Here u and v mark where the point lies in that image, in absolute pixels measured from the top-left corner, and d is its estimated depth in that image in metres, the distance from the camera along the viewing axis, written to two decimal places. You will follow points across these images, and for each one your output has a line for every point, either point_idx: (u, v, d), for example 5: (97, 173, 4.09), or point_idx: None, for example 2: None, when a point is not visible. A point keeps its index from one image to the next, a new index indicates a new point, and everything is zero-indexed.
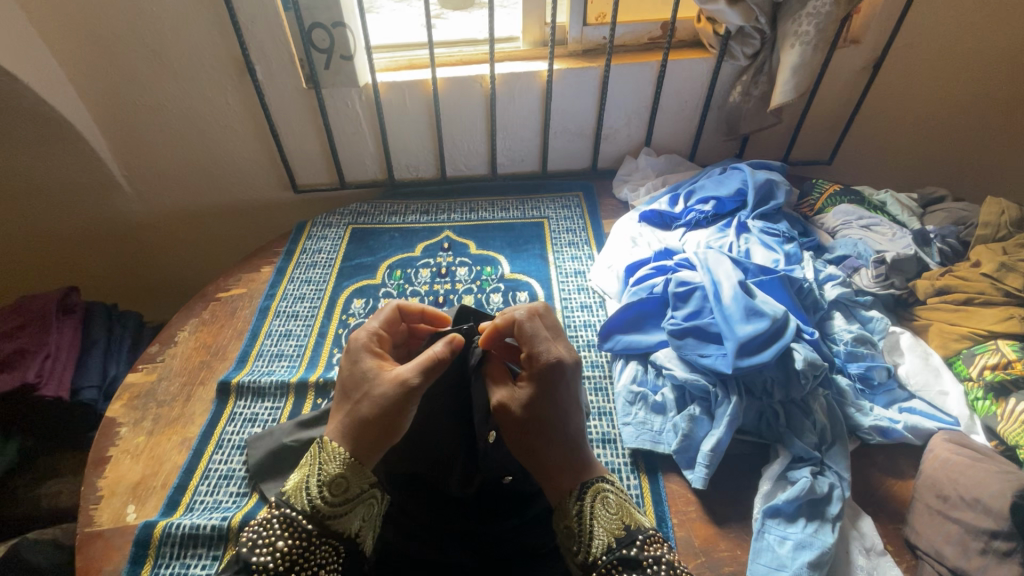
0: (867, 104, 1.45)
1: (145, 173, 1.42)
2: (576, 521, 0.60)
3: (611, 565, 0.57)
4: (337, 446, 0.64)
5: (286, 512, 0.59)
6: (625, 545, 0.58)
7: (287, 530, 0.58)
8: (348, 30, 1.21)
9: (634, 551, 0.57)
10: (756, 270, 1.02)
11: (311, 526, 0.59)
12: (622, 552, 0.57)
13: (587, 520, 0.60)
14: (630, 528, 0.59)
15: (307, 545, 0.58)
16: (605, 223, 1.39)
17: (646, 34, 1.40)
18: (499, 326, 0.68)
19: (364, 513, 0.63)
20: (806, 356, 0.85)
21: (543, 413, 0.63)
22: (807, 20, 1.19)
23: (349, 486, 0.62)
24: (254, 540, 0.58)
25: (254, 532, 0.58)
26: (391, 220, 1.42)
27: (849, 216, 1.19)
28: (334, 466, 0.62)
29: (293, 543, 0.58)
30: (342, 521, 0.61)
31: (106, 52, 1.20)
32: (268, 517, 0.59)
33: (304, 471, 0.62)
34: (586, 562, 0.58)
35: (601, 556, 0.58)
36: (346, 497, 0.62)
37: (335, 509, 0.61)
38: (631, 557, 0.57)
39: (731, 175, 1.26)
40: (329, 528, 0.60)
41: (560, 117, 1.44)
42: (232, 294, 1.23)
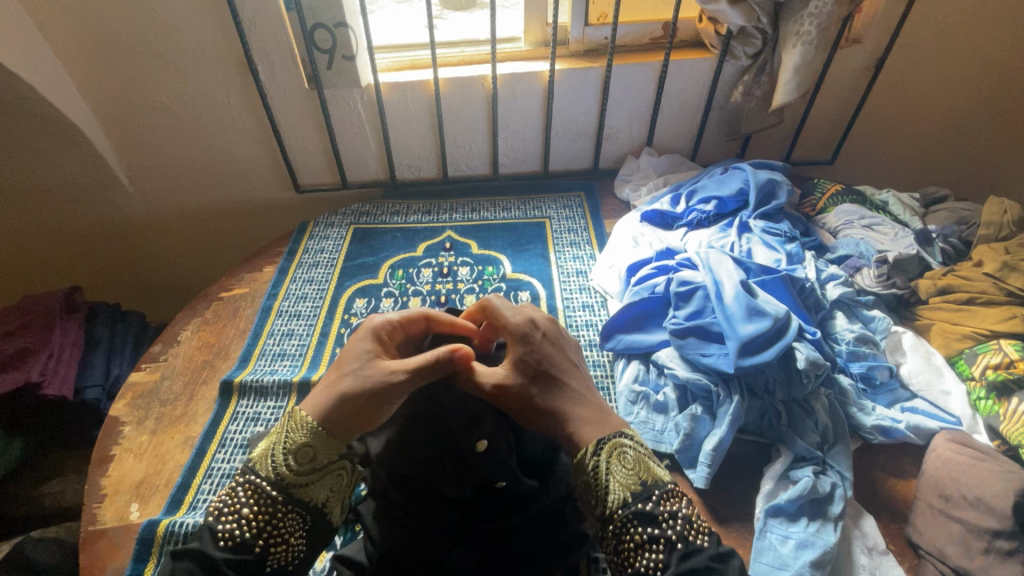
0: (870, 104, 1.45)
1: (148, 174, 1.42)
2: (592, 476, 0.63)
3: (627, 519, 0.61)
4: (304, 416, 0.68)
5: (252, 479, 0.64)
6: (641, 500, 0.61)
7: (253, 497, 0.63)
8: (350, 30, 1.21)
9: (649, 506, 0.61)
10: (758, 269, 1.02)
11: (276, 493, 0.63)
12: (638, 506, 0.61)
13: (603, 477, 0.63)
14: (645, 483, 0.63)
15: (273, 512, 0.63)
16: (607, 222, 1.39)
17: (648, 34, 1.40)
18: (473, 308, 0.78)
19: (331, 483, 0.67)
20: (807, 356, 0.85)
21: (536, 369, 0.69)
22: (808, 20, 1.19)
23: (316, 456, 0.66)
24: (221, 508, 0.62)
25: (221, 501, 0.63)
26: (392, 219, 1.42)
27: (851, 216, 1.18)
28: (299, 437, 0.66)
29: (259, 510, 0.62)
30: (307, 490, 0.65)
31: (110, 53, 1.20)
32: (236, 486, 0.64)
33: (271, 441, 0.67)
34: (604, 515, 0.62)
35: (618, 509, 0.62)
36: (312, 466, 0.66)
37: (301, 477, 0.65)
38: (646, 511, 0.61)
39: (733, 174, 1.27)
40: (294, 496, 0.64)
41: (562, 116, 1.44)
42: (234, 294, 1.23)
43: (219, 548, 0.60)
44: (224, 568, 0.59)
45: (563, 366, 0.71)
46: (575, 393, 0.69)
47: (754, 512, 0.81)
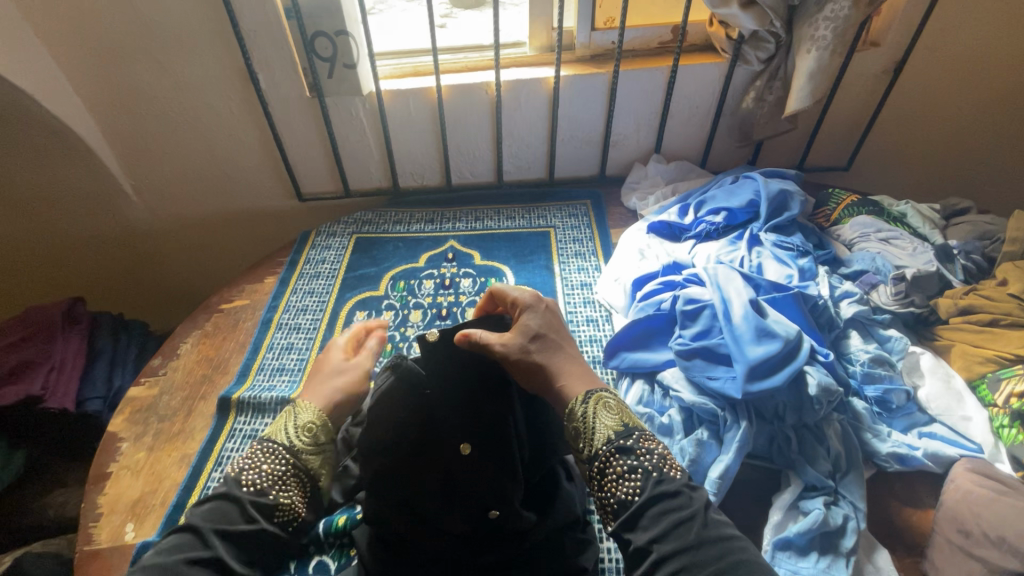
0: (887, 110, 1.40)
1: (150, 183, 1.41)
2: (581, 422, 0.70)
3: (610, 453, 0.67)
4: (309, 402, 0.76)
5: (269, 445, 0.71)
6: (623, 437, 0.68)
7: (270, 458, 0.70)
8: (350, 38, 1.19)
9: (630, 442, 0.68)
10: (769, 286, 0.98)
11: (290, 456, 0.70)
12: (620, 442, 0.67)
13: (590, 420, 0.69)
14: (627, 424, 0.69)
15: (287, 471, 0.69)
16: (613, 232, 1.36)
17: (656, 38, 1.36)
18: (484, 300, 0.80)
19: (329, 462, 0.74)
20: (819, 381, 0.82)
21: (534, 333, 0.72)
22: (824, 24, 1.15)
23: (320, 433, 0.74)
24: (242, 467, 0.68)
25: (243, 460, 0.70)
26: (395, 229, 1.41)
27: (867, 228, 1.14)
28: (308, 413, 0.74)
29: (276, 467, 0.69)
30: (312, 459, 0.72)
31: (112, 62, 1.20)
32: (256, 447, 0.71)
33: (284, 417, 0.75)
34: (590, 455, 0.68)
35: (602, 447, 0.68)
36: (317, 440, 0.73)
37: (309, 447, 0.72)
38: (627, 445, 0.67)
39: (743, 184, 1.22)
40: (302, 463, 0.71)
41: (568, 123, 1.41)
42: (234, 305, 1.22)
43: (243, 492, 0.66)
44: (248, 508, 0.65)
45: (559, 334, 0.75)
46: (567, 389, 0.71)
47: (762, 544, 0.78)
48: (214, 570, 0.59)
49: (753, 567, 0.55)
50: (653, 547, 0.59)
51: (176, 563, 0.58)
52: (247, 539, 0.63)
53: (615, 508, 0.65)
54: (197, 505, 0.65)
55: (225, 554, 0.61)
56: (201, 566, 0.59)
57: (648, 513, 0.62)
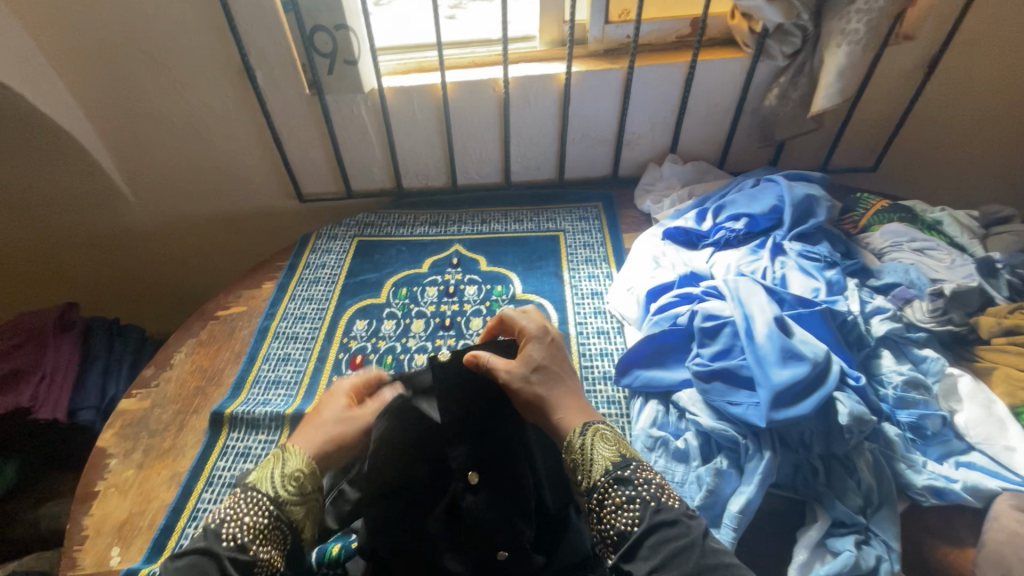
0: (919, 108, 1.31)
1: (148, 183, 1.37)
2: (578, 455, 0.64)
3: (608, 485, 0.61)
4: (298, 448, 0.68)
5: (252, 495, 0.63)
6: (621, 467, 0.62)
7: (253, 510, 0.62)
8: (351, 32, 1.13)
9: (628, 472, 0.62)
10: (794, 301, 0.92)
11: (273, 508, 0.63)
12: (617, 472, 0.62)
13: (588, 452, 0.64)
14: (626, 455, 0.64)
15: (269, 524, 0.62)
16: (626, 237, 1.30)
17: (674, 31, 1.28)
18: (493, 325, 0.75)
19: (313, 514, 0.67)
20: (851, 410, 0.75)
21: (536, 364, 0.67)
22: (856, 17, 1.07)
23: (307, 484, 0.66)
24: (224, 518, 0.61)
25: (223, 509, 0.62)
26: (398, 232, 1.35)
27: (900, 237, 1.06)
28: (297, 460, 0.67)
29: (259, 520, 0.62)
30: (295, 511, 0.65)
31: (104, 59, 1.15)
32: (240, 496, 0.63)
33: (270, 462, 0.67)
34: (588, 488, 0.63)
35: (600, 478, 0.62)
36: (304, 492, 0.65)
37: (294, 498, 0.65)
38: (625, 476, 0.62)
39: (766, 188, 1.15)
40: (284, 516, 0.64)
41: (580, 122, 1.35)
42: (231, 312, 1.18)
43: (223, 548, 0.58)
44: (226, 564, 0.57)
45: (563, 365, 0.69)
46: (566, 421, 0.66)
47: None
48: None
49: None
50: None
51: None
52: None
53: (615, 541, 0.59)
54: (170, 559, 0.57)
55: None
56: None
57: (647, 545, 0.56)
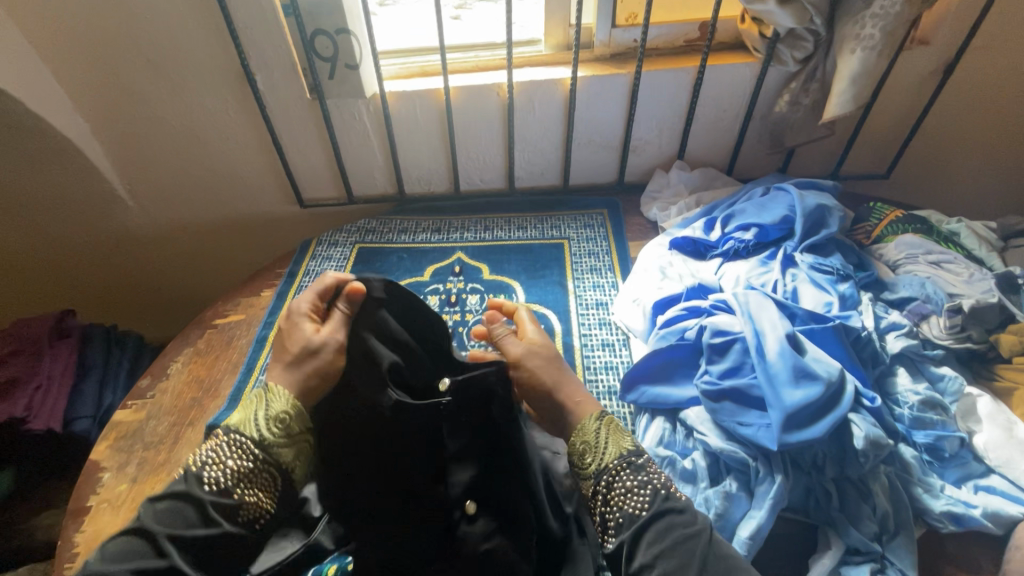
0: (934, 115, 1.28)
1: (147, 188, 1.35)
2: (593, 440, 0.70)
3: (620, 468, 0.66)
4: (281, 387, 0.66)
5: (236, 438, 0.62)
6: (635, 454, 0.68)
7: (237, 454, 0.61)
8: (352, 36, 1.11)
9: (640, 459, 0.67)
10: (805, 316, 0.89)
11: (256, 452, 0.62)
12: (632, 459, 0.67)
13: (605, 438, 0.70)
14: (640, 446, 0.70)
15: (252, 468, 0.61)
16: (631, 245, 1.27)
17: (682, 35, 1.26)
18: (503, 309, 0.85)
19: (302, 455, 0.65)
20: (867, 433, 0.72)
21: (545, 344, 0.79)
22: (870, 22, 1.04)
23: (293, 425, 0.64)
24: (205, 461, 0.61)
25: (207, 451, 0.61)
26: (399, 238, 1.33)
27: (915, 249, 1.03)
28: (280, 402, 0.64)
29: (241, 464, 0.61)
30: (282, 454, 0.63)
31: (102, 63, 1.14)
32: (222, 440, 0.62)
33: (255, 403, 0.66)
34: (598, 469, 0.67)
35: (612, 462, 0.67)
36: (289, 433, 0.64)
37: (278, 440, 0.63)
38: (638, 462, 0.66)
39: (776, 197, 1.12)
40: (269, 459, 0.62)
41: (585, 128, 1.32)
42: (229, 320, 1.16)
43: (205, 491, 0.59)
44: (208, 509, 0.58)
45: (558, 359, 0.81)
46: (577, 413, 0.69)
47: None
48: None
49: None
50: (656, 563, 0.57)
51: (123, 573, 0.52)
52: (205, 545, 0.57)
53: (617, 523, 0.63)
54: (152, 498, 0.58)
55: (181, 562, 0.54)
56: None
57: (653, 528, 0.60)
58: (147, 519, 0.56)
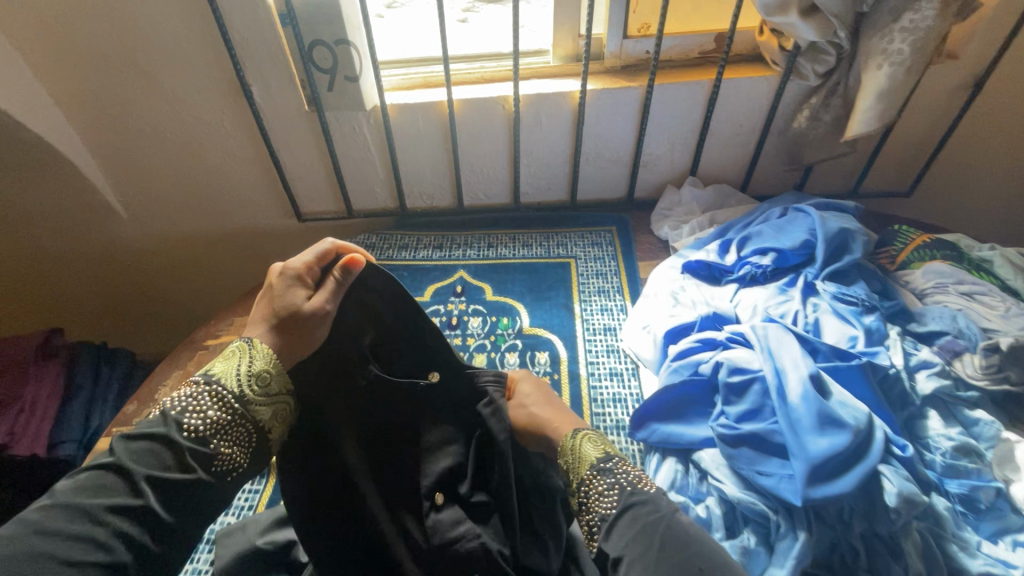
0: (960, 132, 1.22)
1: (141, 200, 1.30)
2: (568, 456, 0.67)
3: (591, 477, 0.63)
4: (263, 344, 0.61)
5: (215, 388, 0.56)
6: (604, 459, 0.64)
7: (217, 404, 0.56)
8: (351, 47, 1.06)
9: (609, 462, 0.63)
10: (829, 352, 0.84)
11: (235, 406, 0.56)
12: (600, 464, 0.63)
13: (574, 451, 0.67)
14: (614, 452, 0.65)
15: (230, 422, 0.56)
16: (642, 266, 1.22)
17: (696, 47, 1.20)
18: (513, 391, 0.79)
19: (282, 415, 0.60)
20: (900, 490, 0.66)
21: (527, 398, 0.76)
22: (899, 37, 0.98)
23: (273, 382, 0.59)
24: (183, 406, 0.55)
25: (184, 396, 0.56)
26: (399, 255, 1.28)
27: (945, 278, 0.97)
28: (263, 358, 0.59)
29: (220, 415, 0.55)
30: (260, 413, 0.58)
31: (92, 73, 1.09)
32: (197, 389, 0.56)
33: (236, 356, 0.60)
34: (575, 484, 0.64)
35: (585, 471, 0.64)
36: (269, 391, 0.58)
37: (258, 398, 0.58)
38: (606, 466, 0.63)
39: (796, 219, 1.06)
40: (246, 416, 0.57)
41: (594, 142, 1.26)
42: (221, 342, 1.11)
43: (182, 438, 0.53)
44: (184, 457, 0.52)
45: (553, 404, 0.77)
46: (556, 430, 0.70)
47: None
48: (137, 527, 0.48)
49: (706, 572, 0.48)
50: (623, 556, 0.53)
51: (97, 510, 0.47)
52: (182, 492, 0.51)
53: (598, 525, 0.60)
54: (126, 437, 0.52)
55: (157, 505, 0.50)
56: (126, 517, 0.48)
57: (619, 523, 0.56)
58: (122, 458, 0.50)
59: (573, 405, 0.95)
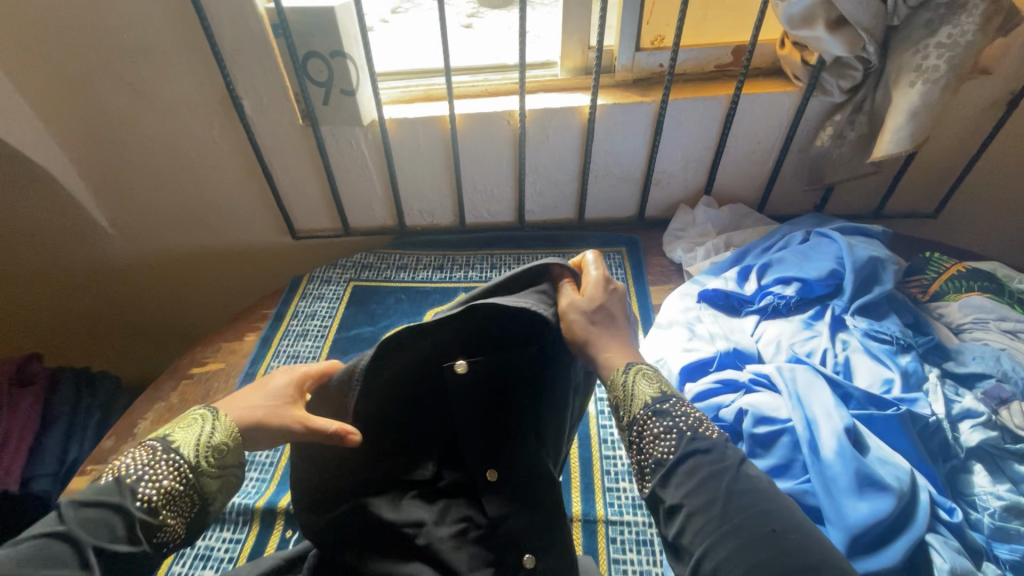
0: (991, 152, 1.15)
1: (129, 216, 1.24)
2: (621, 394, 0.55)
3: (646, 418, 0.53)
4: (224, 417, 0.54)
5: (173, 454, 0.49)
6: (660, 400, 0.53)
7: (173, 472, 0.48)
8: (348, 60, 1.00)
9: (666, 405, 0.53)
10: (863, 399, 0.77)
11: (191, 477, 0.49)
12: (655, 404, 0.53)
13: (629, 391, 0.55)
14: (670, 392, 0.55)
15: (184, 493, 0.48)
16: (653, 290, 1.15)
17: (713, 60, 1.14)
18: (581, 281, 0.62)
19: (229, 489, 0.53)
20: (952, 565, 0.60)
21: (596, 303, 0.59)
22: (934, 53, 0.91)
23: (229, 456, 0.52)
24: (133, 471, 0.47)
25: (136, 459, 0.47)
26: (398, 276, 1.22)
27: (985, 313, 0.90)
28: (224, 430, 0.53)
29: (176, 485, 0.48)
30: (212, 487, 0.50)
31: (74, 84, 1.03)
32: (154, 454, 0.48)
33: (193, 421, 0.52)
34: (627, 423, 0.54)
35: (639, 411, 0.54)
36: (224, 463, 0.52)
37: (212, 470, 0.50)
38: (664, 409, 0.53)
39: (820, 246, 0.99)
40: (200, 489, 0.49)
41: (604, 159, 1.20)
42: (207, 370, 1.05)
43: (136, 507, 0.45)
44: (134, 530, 0.45)
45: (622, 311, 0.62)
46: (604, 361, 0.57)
47: None
48: None
49: (799, 546, 0.42)
50: (683, 505, 0.47)
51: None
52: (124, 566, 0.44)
53: (651, 468, 0.51)
54: (74, 499, 0.44)
55: None
56: None
57: (679, 469, 0.49)
58: (71, 523, 0.42)
59: (581, 441, 0.91)
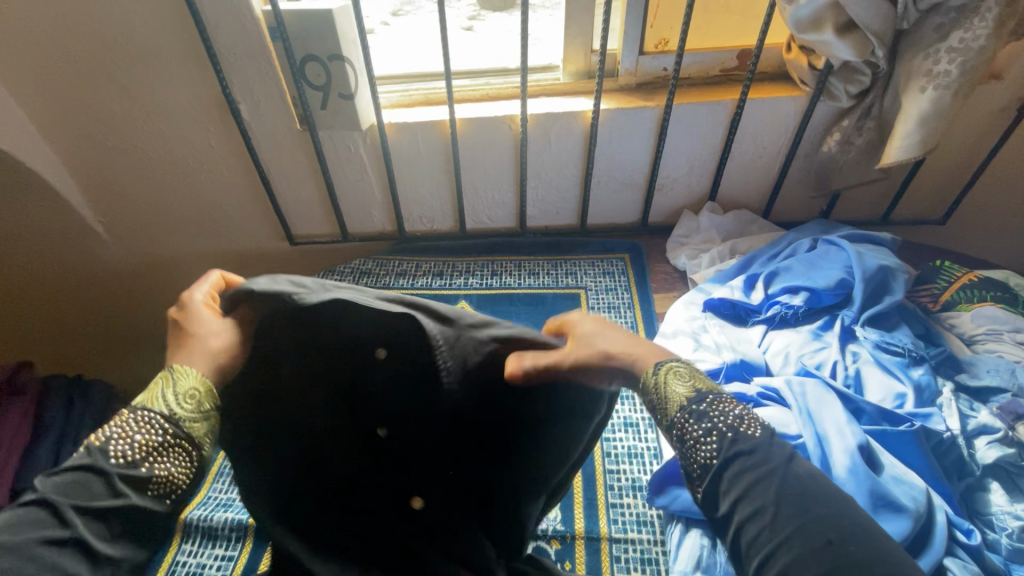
0: (1002, 158, 1.13)
1: (123, 221, 1.22)
2: (653, 398, 0.49)
3: (685, 421, 0.47)
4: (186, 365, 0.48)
5: (140, 411, 0.44)
6: (696, 401, 0.47)
7: (145, 427, 0.44)
8: (347, 64, 0.98)
9: (704, 406, 0.47)
10: (875, 414, 0.75)
11: (165, 428, 0.44)
12: (693, 404, 0.47)
13: (660, 393, 0.49)
14: (705, 391, 0.48)
15: (163, 444, 0.44)
16: (657, 298, 1.13)
17: (718, 64, 1.12)
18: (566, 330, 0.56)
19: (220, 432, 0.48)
20: None
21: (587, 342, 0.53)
22: (946, 57, 0.89)
23: (206, 401, 0.47)
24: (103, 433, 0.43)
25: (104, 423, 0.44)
26: (397, 283, 1.20)
27: (999, 324, 0.87)
28: (191, 378, 0.47)
29: (152, 437, 0.44)
30: (196, 434, 0.46)
31: (66, 87, 1.01)
32: (121, 415, 0.44)
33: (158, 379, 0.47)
34: (664, 425, 0.49)
35: (675, 413, 0.48)
36: (201, 408, 0.46)
37: (191, 416, 0.46)
38: (702, 410, 0.46)
39: (828, 254, 0.97)
40: (183, 437, 0.45)
41: (607, 165, 1.18)
42: None
43: (109, 466, 0.41)
44: (115, 486, 0.41)
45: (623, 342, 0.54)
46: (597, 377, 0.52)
47: None
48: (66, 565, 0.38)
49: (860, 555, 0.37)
50: (735, 514, 0.41)
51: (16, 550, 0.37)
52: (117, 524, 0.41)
53: (699, 472, 0.45)
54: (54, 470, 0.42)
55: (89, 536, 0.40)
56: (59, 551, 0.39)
57: (727, 474, 0.43)
58: (44, 489, 0.40)
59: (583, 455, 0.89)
